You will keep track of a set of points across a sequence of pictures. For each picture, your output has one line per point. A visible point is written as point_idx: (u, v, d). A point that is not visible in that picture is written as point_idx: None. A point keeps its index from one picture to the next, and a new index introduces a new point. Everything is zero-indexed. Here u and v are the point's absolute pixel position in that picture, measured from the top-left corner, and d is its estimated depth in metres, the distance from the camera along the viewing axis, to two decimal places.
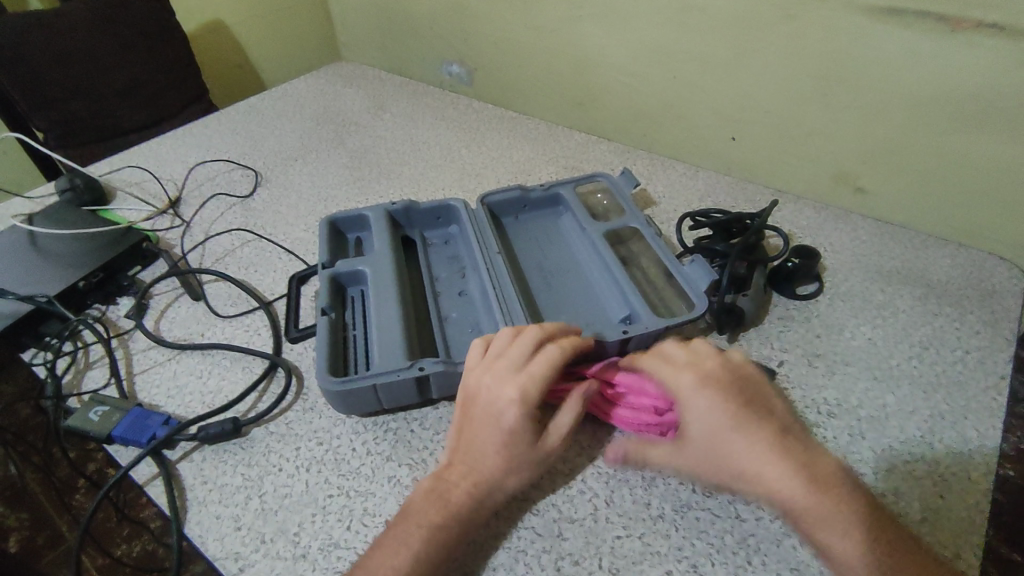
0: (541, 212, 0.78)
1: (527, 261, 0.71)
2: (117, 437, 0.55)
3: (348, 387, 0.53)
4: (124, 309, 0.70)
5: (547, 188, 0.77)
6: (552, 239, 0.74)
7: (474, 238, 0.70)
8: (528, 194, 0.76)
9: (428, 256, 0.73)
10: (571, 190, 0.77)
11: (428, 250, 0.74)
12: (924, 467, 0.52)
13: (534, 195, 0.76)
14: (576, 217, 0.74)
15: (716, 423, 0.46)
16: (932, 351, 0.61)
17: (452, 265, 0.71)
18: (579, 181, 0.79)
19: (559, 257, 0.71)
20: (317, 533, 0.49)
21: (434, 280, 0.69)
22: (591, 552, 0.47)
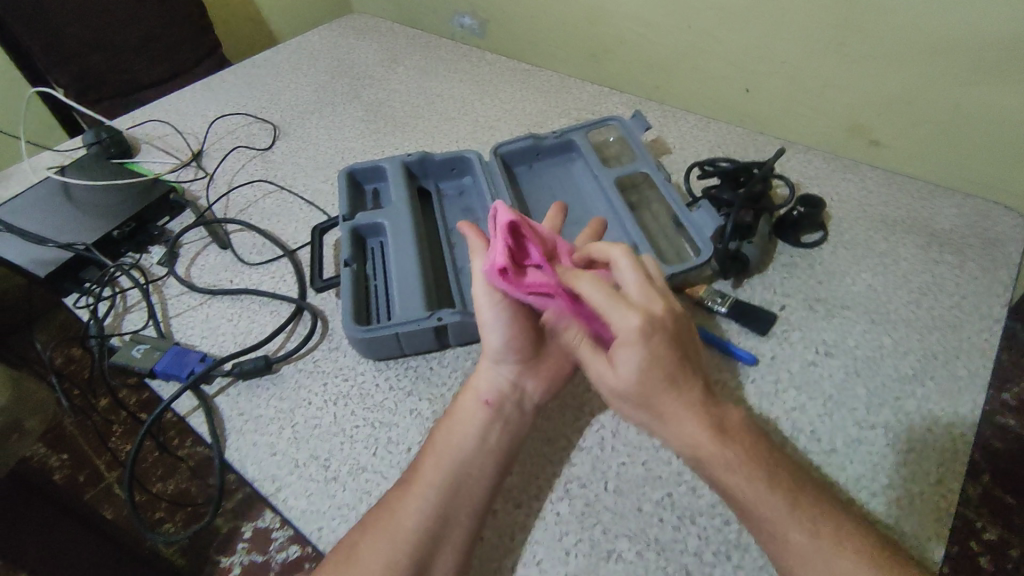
0: (554, 161, 0.79)
1: (539, 210, 0.73)
2: (159, 372, 0.59)
3: (373, 335, 0.56)
4: (157, 257, 0.73)
5: (560, 135, 0.78)
6: (564, 187, 0.76)
7: (488, 188, 0.73)
8: (540, 141, 0.77)
9: (443, 207, 0.75)
10: (584, 135, 0.79)
11: (443, 200, 0.76)
12: (914, 402, 0.55)
13: (547, 144, 0.78)
14: (588, 165, 0.76)
15: (649, 380, 0.46)
16: (931, 296, 0.63)
17: (467, 217, 0.73)
18: (590, 125, 0.80)
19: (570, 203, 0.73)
20: (346, 459, 0.53)
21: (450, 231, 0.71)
22: (598, 476, 0.51)
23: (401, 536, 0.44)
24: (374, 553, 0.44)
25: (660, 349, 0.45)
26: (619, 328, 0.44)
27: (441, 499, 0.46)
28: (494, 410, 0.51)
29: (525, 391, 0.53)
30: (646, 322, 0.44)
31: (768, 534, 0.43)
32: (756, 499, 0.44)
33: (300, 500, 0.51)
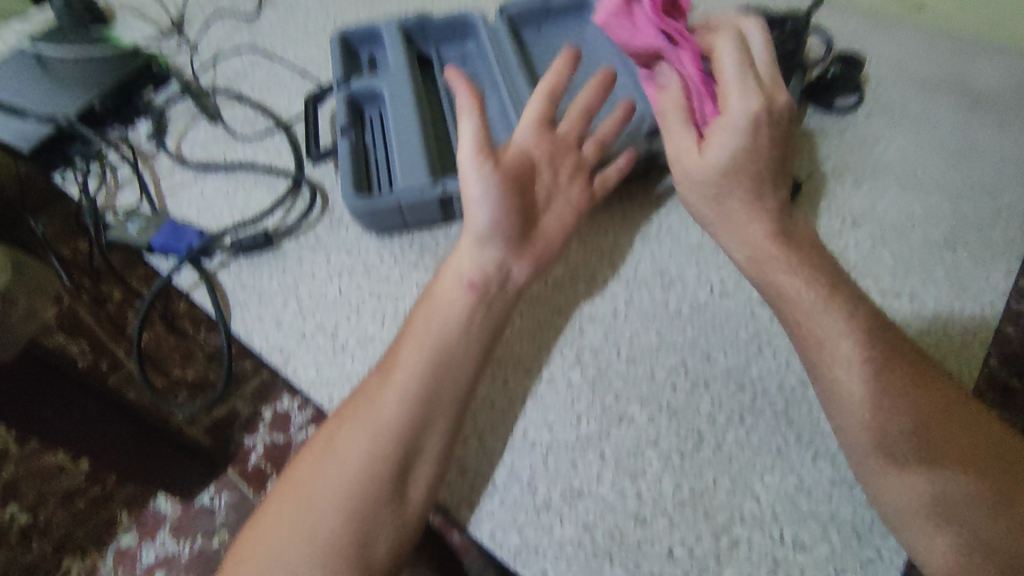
0: (566, 21, 0.72)
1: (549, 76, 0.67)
2: (157, 247, 0.58)
3: (375, 205, 0.54)
4: (144, 131, 0.69)
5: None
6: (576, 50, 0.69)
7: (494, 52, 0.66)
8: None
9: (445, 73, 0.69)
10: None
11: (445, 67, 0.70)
12: (943, 270, 0.52)
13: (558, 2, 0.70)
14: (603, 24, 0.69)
15: (736, 163, 0.51)
16: (970, 161, 0.59)
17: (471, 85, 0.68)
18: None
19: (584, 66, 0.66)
20: (353, 330, 0.52)
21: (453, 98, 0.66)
22: (610, 344, 0.50)
23: (381, 428, 0.43)
24: (354, 444, 0.43)
25: (763, 137, 0.51)
26: (732, 104, 0.52)
27: (426, 382, 0.44)
28: (479, 290, 0.48)
29: (510, 275, 0.50)
30: (763, 104, 0.51)
31: (826, 370, 0.43)
32: (832, 346, 0.43)
33: (309, 369, 0.51)
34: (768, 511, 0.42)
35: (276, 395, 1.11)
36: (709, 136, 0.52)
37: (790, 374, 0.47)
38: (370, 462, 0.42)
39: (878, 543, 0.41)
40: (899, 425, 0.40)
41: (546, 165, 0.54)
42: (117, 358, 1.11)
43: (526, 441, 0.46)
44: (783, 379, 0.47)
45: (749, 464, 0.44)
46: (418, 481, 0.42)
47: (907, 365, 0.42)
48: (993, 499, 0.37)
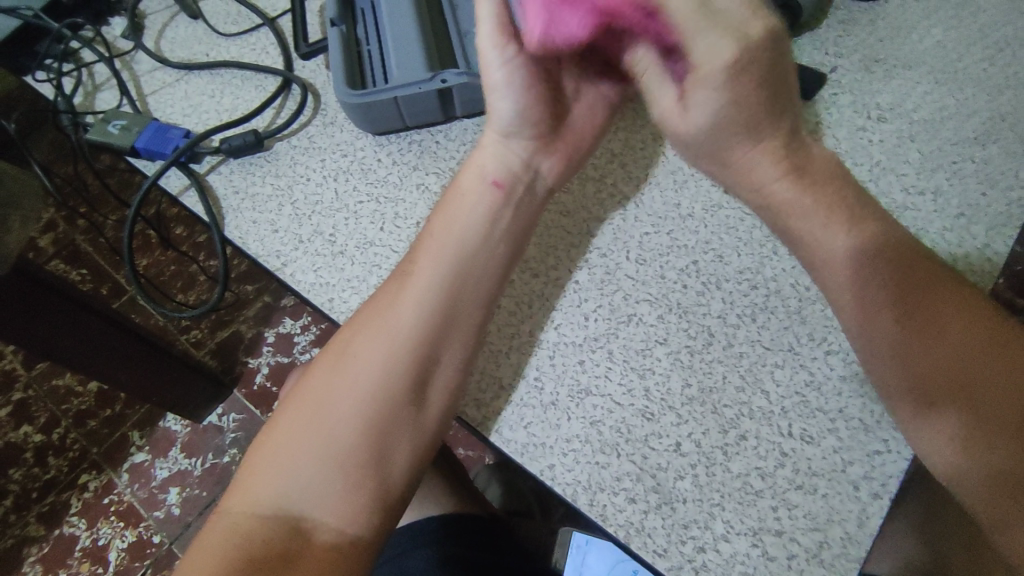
0: None
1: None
2: (141, 150, 0.55)
3: (368, 100, 0.50)
4: (119, 29, 0.64)
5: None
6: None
7: None
8: None
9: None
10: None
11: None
12: (972, 167, 0.50)
13: None
14: None
15: None
16: (1012, 49, 0.54)
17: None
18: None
19: None
20: (352, 234, 0.50)
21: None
22: (619, 246, 0.48)
23: (400, 329, 0.42)
24: (370, 355, 0.42)
25: (743, 86, 0.39)
26: None
27: (449, 286, 0.43)
28: (504, 191, 0.47)
29: (538, 173, 0.49)
30: (740, 54, 0.38)
31: (821, 271, 0.41)
32: (795, 210, 0.41)
33: (307, 273, 0.49)
34: (777, 407, 0.41)
35: (278, 318, 1.12)
36: None
37: (806, 274, 0.45)
38: (388, 372, 0.41)
39: (887, 436, 0.40)
40: (907, 373, 0.36)
41: (571, 73, 0.48)
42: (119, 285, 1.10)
43: (531, 342, 0.45)
44: (797, 278, 0.45)
45: (760, 361, 0.43)
46: (438, 389, 0.42)
47: (910, 278, 0.37)
48: (982, 431, 0.34)
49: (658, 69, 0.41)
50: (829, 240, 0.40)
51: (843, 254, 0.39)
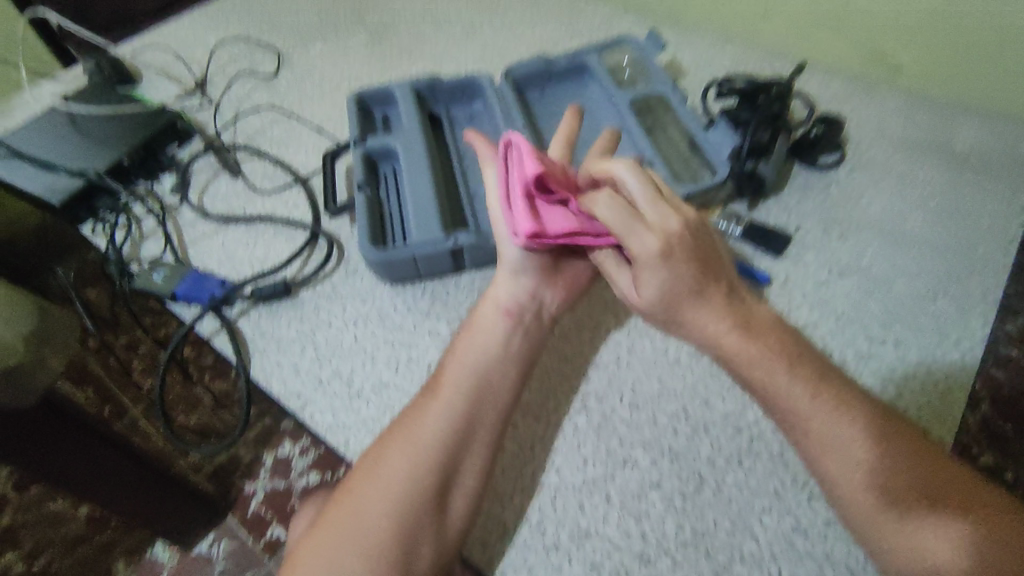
0: (567, 83, 0.77)
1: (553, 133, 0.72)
2: (180, 296, 0.61)
3: (389, 257, 0.56)
4: (168, 186, 0.73)
5: (573, 57, 0.76)
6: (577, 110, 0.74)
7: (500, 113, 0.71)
8: (553, 64, 0.75)
9: (454, 132, 0.74)
10: (598, 57, 0.76)
11: (454, 125, 0.75)
12: (926, 319, 0.56)
13: (560, 65, 0.76)
14: (602, 86, 0.74)
15: (677, 300, 0.48)
16: (948, 217, 0.63)
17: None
18: (605, 47, 0.78)
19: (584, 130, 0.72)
20: (368, 377, 0.55)
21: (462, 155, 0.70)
22: (613, 390, 0.52)
23: (427, 438, 0.45)
24: (394, 460, 0.45)
25: (683, 269, 0.47)
26: (636, 248, 0.47)
27: (468, 400, 0.47)
28: (515, 318, 0.52)
29: (543, 304, 0.54)
30: (666, 242, 0.47)
31: (793, 426, 0.44)
32: (771, 374, 0.45)
33: (326, 415, 0.53)
34: (766, 551, 0.44)
35: None
36: (640, 275, 0.49)
37: None
38: (416, 468, 0.44)
39: None
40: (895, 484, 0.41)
41: None
42: None
43: (534, 484, 0.48)
44: (778, 424, 0.49)
45: (749, 506, 0.46)
46: (459, 497, 0.44)
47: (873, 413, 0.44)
48: (988, 537, 0.37)
49: (615, 258, 0.52)
50: (783, 385, 0.45)
51: (800, 397, 0.44)
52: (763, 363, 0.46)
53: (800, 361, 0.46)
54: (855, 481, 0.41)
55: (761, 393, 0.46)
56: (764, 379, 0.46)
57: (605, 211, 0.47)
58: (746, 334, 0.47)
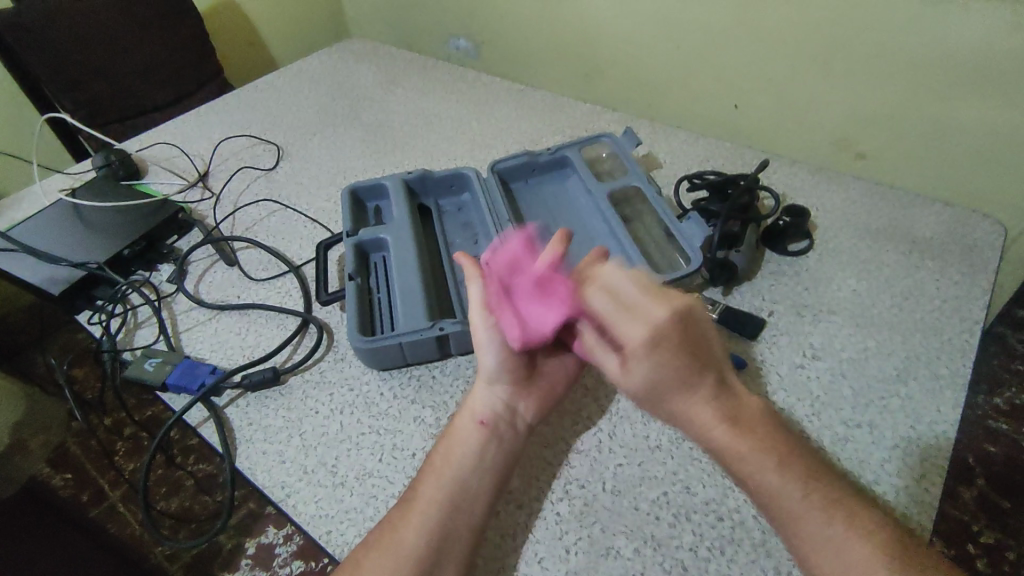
0: (549, 176, 0.82)
1: (536, 222, 0.76)
2: (170, 385, 0.62)
3: (376, 345, 0.58)
4: (166, 275, 0.76)
5: (554, 152, 0.81)
6: (558, 201, 0.79)
7: (485, 204, 0.75)
8: (536, 158, 0.80)
9: (443, 222, 0.77)
10: (577, 152, 0.81)
11: (442, 216, 0.79)
12: (897, 401, 0.57)
13: (542, 159, 0.81)
14: (581, 178, 0.79)
15: (662, 385, 0.49)
16: (912, 300, 0.66)
17: (466, 231, 0.76)
18: (583, 143, 0.83)
19: (565, 220, 0.75)
20: (353, 465, 0.55)
21: (450, 245, 0.74)
22: (595, 477, 0.53)
23: (404, 554, 0.45)
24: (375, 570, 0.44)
25: (662, 358, 0.48)
26: (623, 330, 0.48)
27: (442, 513, 0.47)
28: (489, 429, 0.52)
29: (517, 414, 0.54)
30: (654, 327, 0.47)
31: (776, 520, 0.46)
32: (739, 463, 0.48)
33: (308, 505, 0.53)
34: None
35: None
36: (626, 358, 0.50)
37: None
38: None
39: None
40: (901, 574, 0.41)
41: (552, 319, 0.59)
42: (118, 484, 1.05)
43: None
44: (758, 509, 0.50)
45: None
46: None
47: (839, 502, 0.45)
48: None
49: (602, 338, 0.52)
50: (760, 478, 0.47)
51: (773, 490, 0.46)
52: (753, 461, 0.47)
53: (760, 439, 0.48)
54: (831, 555, 0.43)
55: (733, 470, 0.48)
56: (739, 470, 0.48)
57: (626, 291, 0.48)
58: (731, 430, 0.48)
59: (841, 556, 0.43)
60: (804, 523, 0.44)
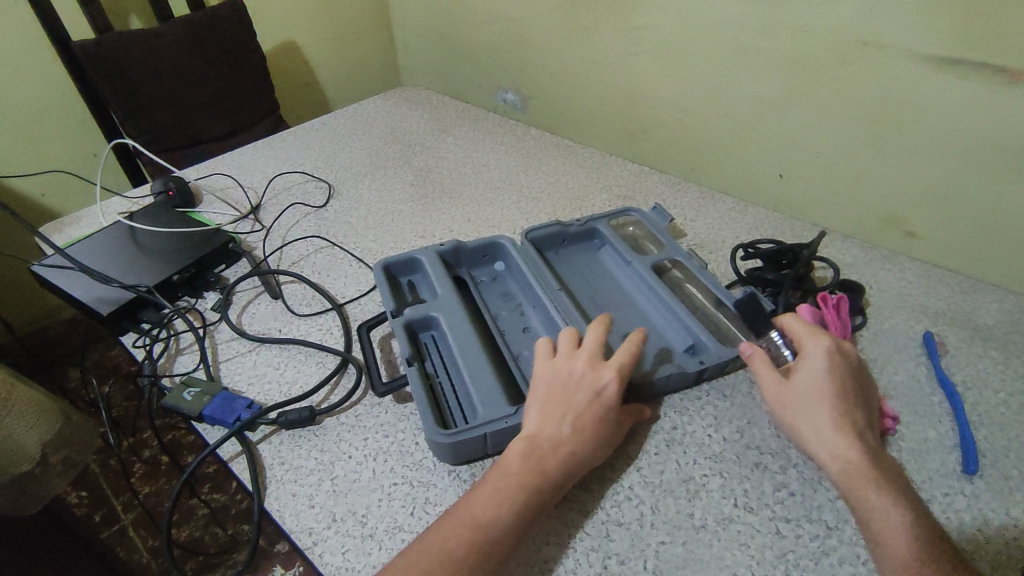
0: (579, 246, 0.81)
1: (577, 289, 0.74)
2: (206, 416, 0.61)
3: (460, 439, 0.53)
4: (211, 303, 0.77)
5: (584, 223, 0.81)
6: (595, 271, 0.78)
7: (532, 276, 0.73)
8: (566, 229, 0.80)
9: (481, 293, 0.74)
10: (606, 224, 0.82)
11: (479, 286, 0.75)
12: (964, 500, 0.53)
13: (573, 229, 0.80)
14: (616, 250, 0.78)
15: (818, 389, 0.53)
16: (975, 391, 0.63)
17: (508, 302, 0.73)
18: (611, 215, 0.84)
19: (607, 288, 0.74)
20: (383, 517, 0.53)
21: (496, 318, 0.70)
22: (636, 554, 0.50)
23: None
24: None
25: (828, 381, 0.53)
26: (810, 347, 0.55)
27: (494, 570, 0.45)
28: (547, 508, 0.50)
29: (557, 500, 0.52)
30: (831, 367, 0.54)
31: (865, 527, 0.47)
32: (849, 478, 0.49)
33: (336, 555, 0.51)
34: None
35: (269, 566, 0.95)
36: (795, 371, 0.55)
37: None
38: None
39: None
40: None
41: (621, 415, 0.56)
42: (139, 514, 1.11)
43: None
44: None
45: None
46: None
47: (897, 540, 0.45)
48: None
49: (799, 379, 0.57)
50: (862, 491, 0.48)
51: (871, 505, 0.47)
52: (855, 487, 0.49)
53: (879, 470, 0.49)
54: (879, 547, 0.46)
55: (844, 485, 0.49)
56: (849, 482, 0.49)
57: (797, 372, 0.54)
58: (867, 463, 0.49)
59: (887, 546, 0.45)
60: (873, 505, 0.47)
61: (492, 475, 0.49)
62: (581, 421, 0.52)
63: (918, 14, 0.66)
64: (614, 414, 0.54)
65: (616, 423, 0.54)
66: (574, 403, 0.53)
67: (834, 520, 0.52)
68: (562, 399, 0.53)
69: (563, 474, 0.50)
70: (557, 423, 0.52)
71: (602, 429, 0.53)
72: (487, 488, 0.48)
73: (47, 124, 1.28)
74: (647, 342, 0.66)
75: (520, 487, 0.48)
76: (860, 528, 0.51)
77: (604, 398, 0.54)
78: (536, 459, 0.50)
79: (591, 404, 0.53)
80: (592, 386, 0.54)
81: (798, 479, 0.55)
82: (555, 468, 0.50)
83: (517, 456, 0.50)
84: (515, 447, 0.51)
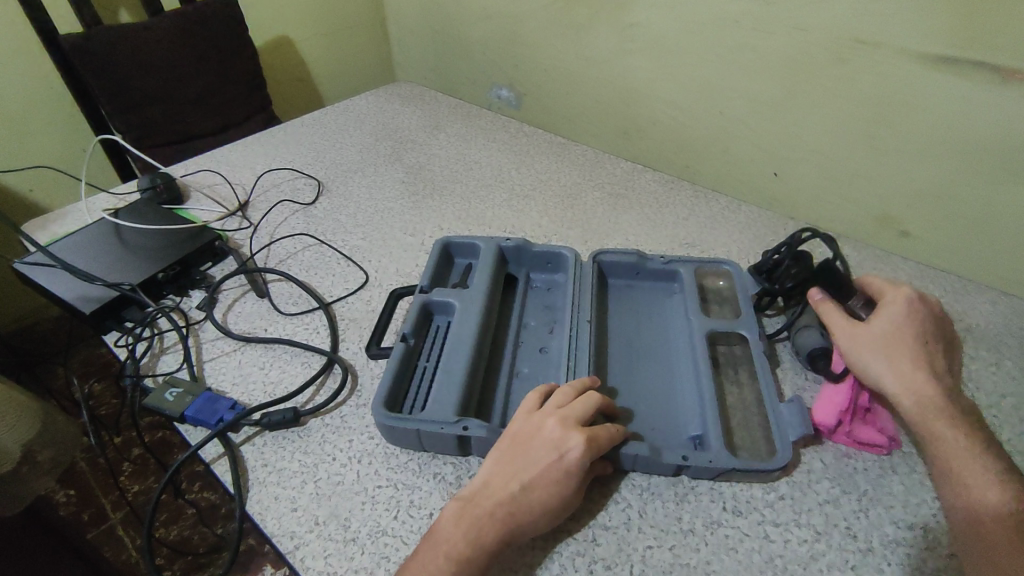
0: (655, 283, 0.74)
1: (617, 330, 0.68)
2: (188, 417, 0.60)
3: (395, 424, 0.55)
4: (196, 301, 0.76)
5: (667, 261, 0.73)
6: (653, 316, 0.70)
7: (572, 293, 0.69)
8: (643, 262, 0.73)
9: (525, 299, 0.73)
10: (690, 270, 0.72)
11: (530, 292, 0.74)
12: None
13: (651, 264, 0.73)
14: (685, 299, 0.69)
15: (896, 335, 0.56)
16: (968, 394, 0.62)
17: (545, 314, 0.71)
18: (703, 262, 0.73)
19: (644, 325, 0.69)
20: (366, 520, 0.52)
21: (523, 326, 0.69)
22: (623, 558, 0.49)
23: None
24: None
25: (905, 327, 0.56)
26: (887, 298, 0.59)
27: None
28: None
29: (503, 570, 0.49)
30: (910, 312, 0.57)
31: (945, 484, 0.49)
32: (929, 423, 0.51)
33: (317, 560, 0.50)
34: None
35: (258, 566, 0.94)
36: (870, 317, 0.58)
37: None
38: None
39: None
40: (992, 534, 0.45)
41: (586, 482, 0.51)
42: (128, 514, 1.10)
43: None
44: None
45: None
46: None
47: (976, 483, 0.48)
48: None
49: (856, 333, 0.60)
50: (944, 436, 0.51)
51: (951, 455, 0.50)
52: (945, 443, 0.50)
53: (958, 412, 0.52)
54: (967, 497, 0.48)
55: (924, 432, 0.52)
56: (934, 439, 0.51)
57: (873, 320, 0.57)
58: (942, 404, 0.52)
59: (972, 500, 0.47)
60: (962, 466, 0.49)
61: (428, 538, 0.48)
62: (528, 486, 0.48)
63: (914, 12, 0.65)
64: (574, 484, 0.49)
65: (574, 494, 0.49)
66: (525, 464, 0.49)
67: (823, 525, 0.51)
68: (518, 457, 0.50)
69: (497, 544, 0.47)
70: (503, 485, 0.49)
71: (552, 499, 0.48)
72: (422, 553, 0.47)
73: (34, 119, 1.27)
74: (654, 416, 0.59)
75: (448, 556, 0.46)
76: (849, 533, 0.51)
77: (558, 466, 0.49)
78: (472, 525, 0.47)
79: (549, 468, 0.49)
80: (546, 448, 0.49)
81: (788, 483, 0.54)
82: (490, 538, 0.47)
83: (452, 520, 0.48)
84: (454, 506, 0.49)
